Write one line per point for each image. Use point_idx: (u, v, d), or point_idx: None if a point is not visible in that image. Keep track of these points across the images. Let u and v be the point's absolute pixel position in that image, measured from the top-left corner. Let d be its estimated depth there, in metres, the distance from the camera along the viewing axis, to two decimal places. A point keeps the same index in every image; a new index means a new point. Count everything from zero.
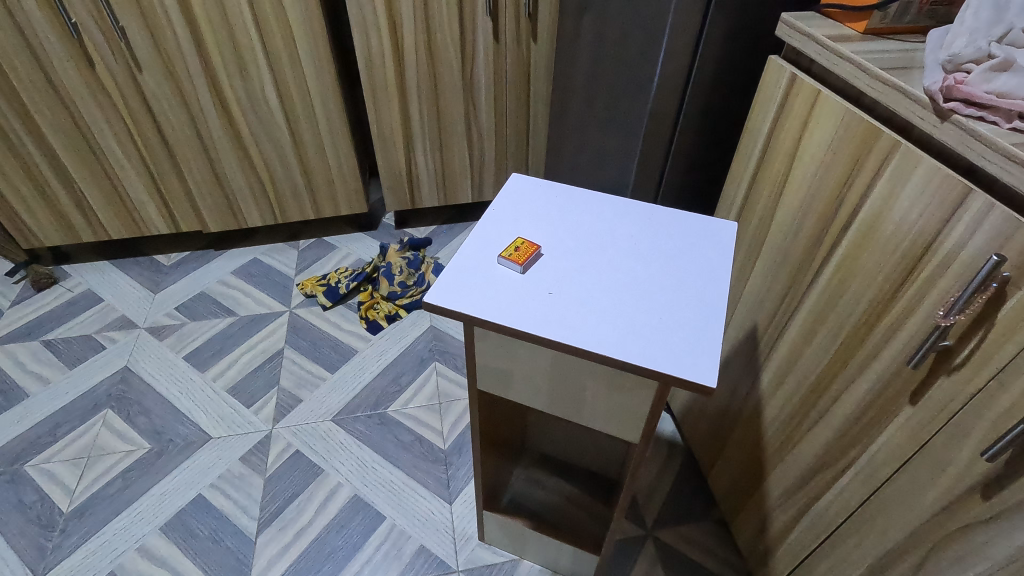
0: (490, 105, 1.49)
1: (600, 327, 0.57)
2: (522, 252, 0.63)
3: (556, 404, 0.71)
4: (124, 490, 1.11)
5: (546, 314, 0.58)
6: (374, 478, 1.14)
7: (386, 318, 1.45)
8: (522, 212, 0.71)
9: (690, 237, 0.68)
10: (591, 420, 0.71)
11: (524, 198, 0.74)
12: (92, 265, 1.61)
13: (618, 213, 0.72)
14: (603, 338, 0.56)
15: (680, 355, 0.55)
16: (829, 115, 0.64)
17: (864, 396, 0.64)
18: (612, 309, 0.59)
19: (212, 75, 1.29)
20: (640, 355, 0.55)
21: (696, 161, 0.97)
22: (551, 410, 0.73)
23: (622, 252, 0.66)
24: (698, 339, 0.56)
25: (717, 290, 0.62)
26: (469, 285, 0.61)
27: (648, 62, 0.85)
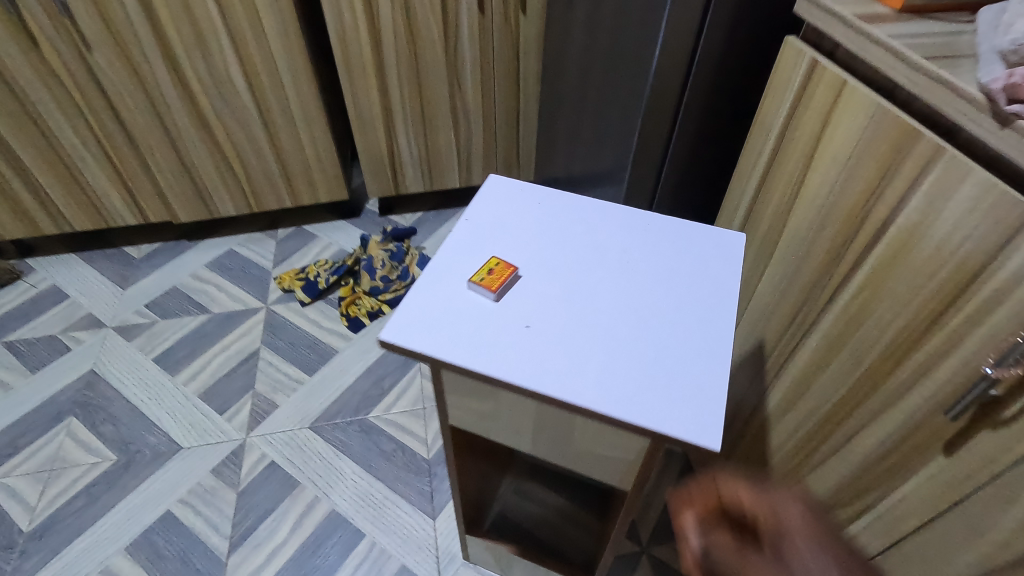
0: (477, 84, 1.38)
1: (586, 371, 0.49)
2: (498, 274, 0.54)
3: (540, 446, 0.65)
4: (88, 506, 1.05)
5: (523, 354, 0.50)
6: (353, 491, 1.07)
7: (368, 315, 1.36)
8: (499, 221, 0.63)
9: (690, 251, 0.60)
10: (573, 463, 0.64)
11: (500, 201, 0.65)
12: (57, 258, 1.51)
13: (611, 222, 0.63)
14: (590, 386, 0.48)
15: (679, 408, 0.47)
16: (856, 109, 0.54)
17: (888, 434, 0.57)
18: (600, 345, 0.51)
19: (171, 54, 1.18)
20: (631, 407, 0.47)
21: (701, 153, 0.86)
22: (537, 449, 0.65)
23: (615, 273, 0.57)
24: (701, 382, 0.48)
25: (722, 320, 0.53)
26: (431, 316, 0.52)
27: (647, 42, 0.74)
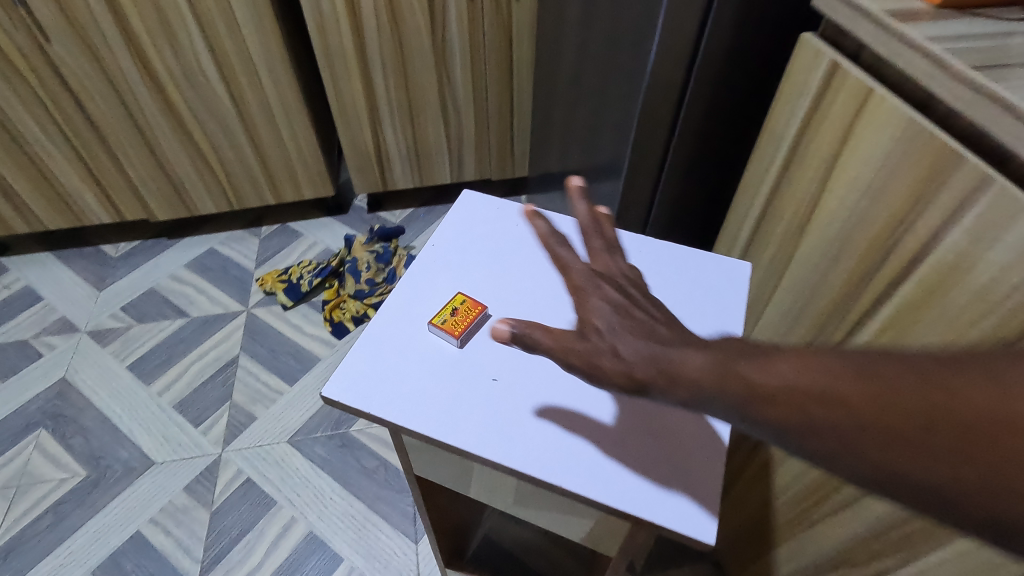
0: (467, 74, 1.29)
1: (551, 437, 0.47)
2: (463, 317, 0.52)
3: (516, 504, 0.57)
4: (55, 526, 1.00)
5: (485, 416, 0.48)
6: (331, 511, 1.02)
7: (353, 320, 1.29)
8: (474, 257, 0.60)
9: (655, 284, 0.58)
10: (550, 523, 0.56)
11: (477, 234, 0.63)
12: (32, 257, 1.45)
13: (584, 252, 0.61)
14: (552, 455, 0.46)
15: (660, 490, 0.44)
16: (884, 123, 0.46)
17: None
18: (570, 406, 0.48)
19: (136, 44, 1.10)
20: (605, 487, 0.44)
21: (708, 162, 0.77)
22: (515, 507, 0.57)
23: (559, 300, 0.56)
24: (685, 460, 0.46)
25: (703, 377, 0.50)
26: (391, 368, 0.51)
27: (643, 38, 0.66)
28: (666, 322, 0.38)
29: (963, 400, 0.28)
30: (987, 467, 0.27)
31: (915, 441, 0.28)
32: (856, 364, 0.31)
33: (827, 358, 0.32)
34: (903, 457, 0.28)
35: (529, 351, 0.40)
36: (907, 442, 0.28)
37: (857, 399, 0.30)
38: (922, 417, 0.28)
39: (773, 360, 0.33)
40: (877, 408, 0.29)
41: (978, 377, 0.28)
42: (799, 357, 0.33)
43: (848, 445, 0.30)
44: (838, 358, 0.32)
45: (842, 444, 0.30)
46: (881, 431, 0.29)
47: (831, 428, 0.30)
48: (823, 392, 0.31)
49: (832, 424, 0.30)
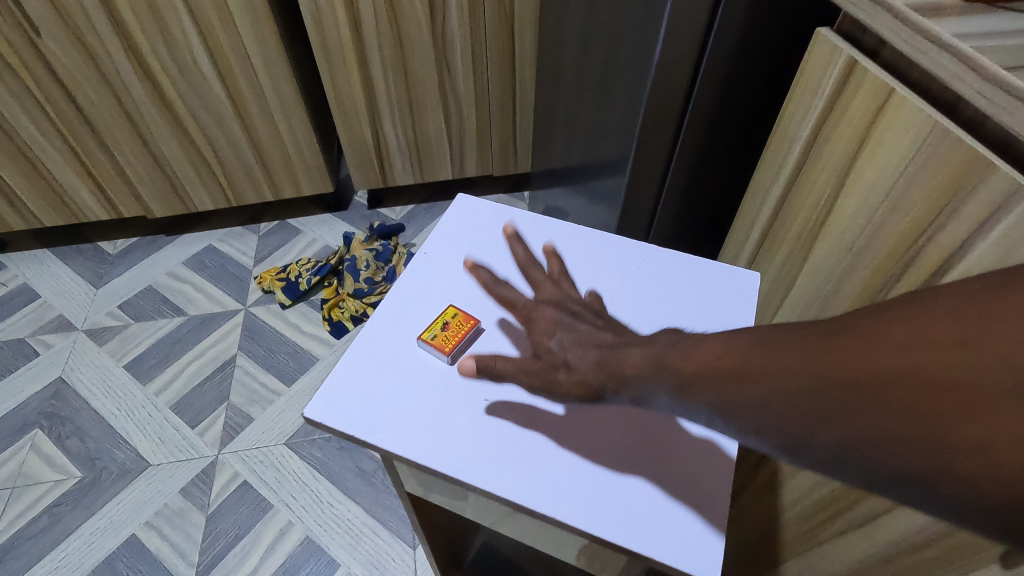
0: (468, 68, 1.25)
1: (547, 464, 0.45)
2: (452, 331, 0.52)
3: (501, 521, 0.54)
4: (51, 528, 1.00)
5: (478, 441, 0.46)
6: (328, 515, 1.00)
7: (352, 319, 1.27)
8: (470, 268, 0.59)
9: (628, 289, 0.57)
10: (537, 542, 0.54)
11: (473, 243, 0.61)
12: (29, 254, 1.44)
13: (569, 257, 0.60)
14: (547, 483, 0.44)
15: (659, 523, 0.42)
16: (906, 126, 0.43)
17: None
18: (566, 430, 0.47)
19: (129, 38, 1.07)
20: (600, 519, 0.43)
21: (716, 163, 0.74)
22: (510, 532, 0.55)
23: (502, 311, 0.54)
24: (686, 490, 0.44)
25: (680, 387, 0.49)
26: (381, 388, 0.50)
27: (648, 32, 0.62)
28: (609, 328, 0.43)
29: (855, 355, 0.29)
30: (887, 416, 0.27)
31: (820, 408, 0.29)
32: (771, 339, 0.33)
33: (745, 338, 0.35)
34: (813, 421, 0.30)
35: (496, 378, 0.46)
36: (816, 405, 0.30)
37: (767, 371, 0.32)
38: (824, 379, 0.30)
39: (705, 345, 0.36)
40: (784, 377, 0.31)
41: (869, 332, 0.29)
42: (723, 341, 0.35)
43: (767, 415, 0.31)
44: (755, 335, 0.34)
45: (762, 415, 0.32)
46: (796, 401, 0.30)
47: (751, 402, 0.32)
48: (740, 370, 0.33)
49: (752, 398, 0.32)
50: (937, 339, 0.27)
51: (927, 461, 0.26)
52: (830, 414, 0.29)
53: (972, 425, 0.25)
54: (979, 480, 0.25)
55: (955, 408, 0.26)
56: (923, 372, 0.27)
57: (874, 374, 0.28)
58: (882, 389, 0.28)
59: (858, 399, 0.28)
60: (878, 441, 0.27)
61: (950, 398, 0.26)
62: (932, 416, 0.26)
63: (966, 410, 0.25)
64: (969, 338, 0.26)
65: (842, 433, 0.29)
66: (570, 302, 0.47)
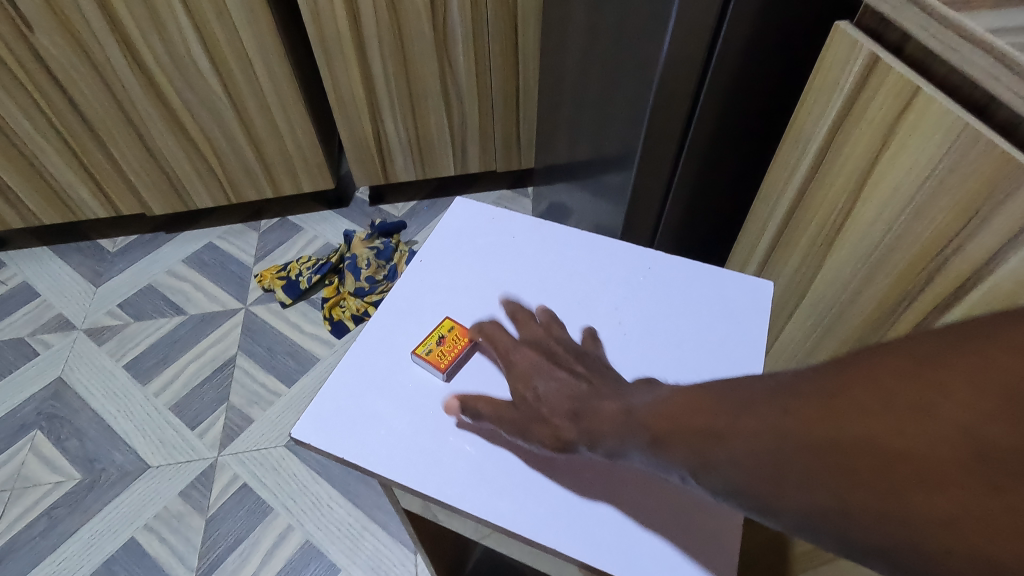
0: (470, 61, 1.22)
1: (552, 500, 0.43)
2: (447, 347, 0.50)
3: (492, 537, 0.52)
4: (50, 531, 0.99)
5: (477, 471, 0.45)
6: (328, 519, 0.99)
7: (353, 318, 1.25)
8: (471, 281, 0.57)
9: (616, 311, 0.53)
10: (530, 559, 0.52)
11: (475, 252, 0.59)
12: (29, 252, 1.43)
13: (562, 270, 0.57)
14: (546, 511, 0.43)
15: (659, 555, 0.41)
16: (931, 129, 0.41)
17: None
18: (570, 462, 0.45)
19: (123, 32, 1.05)
20: (599, 550, 0.41)
21: (726, 162, 0.71)
22: (504, 550, 0.53)
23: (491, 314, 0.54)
24: (688, 520, 0.42)
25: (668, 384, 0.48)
26: (376, 408, 0.48)
27: (655, 26, 0.59)
28: (587, 376, 0.42)
29: (817, 418, 0.27)
30: (845, 483, 0.26)
31: (783, 470, 0.28)
32: (733, 393, 0.32)
33: (708, 392, 0.33)
34: (777, 487, 0.28)
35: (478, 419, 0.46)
36: (778, 469, 0.28)
37: (729, 430, 0.30)
38: (786, 440, 0.28)
39: (675, 398, 0.34)
40: (746, 438, 0.29)
41: (831, 391, 0.28)
42: (687, 394, 0.34)
43: (732, 477, 0.30)
44: (718, 388, 0.33)
45: (728, 478, 0.30)
46: (758, 462, 0.29)
47: (716, 463, 0.30)
48: (705, 426, 0.32)
49: (717, 459, 0.30)
50: (899, 404, 0.25)
51: (893, 534, 0.24)
52: (793, 482, 0.27)
53: (931, 499, 0.23)
54: (949, 556, 0.23)
55: (920, 480, 0.24)
56: (884, 440, 0.25)
57: (835, 441, 0.26)
58: (844, 454, 0.26)
59: (816, 463, 0.27)
60: (839, 510, 0.26)
61: (905, 467, 0.24)
62: (896, 485, 0.24)
63: (931, 484, 0.24)
64: (930, 404, 0.25)
65: (806, 501, 0.27)
66: (551, 343, 0.46)
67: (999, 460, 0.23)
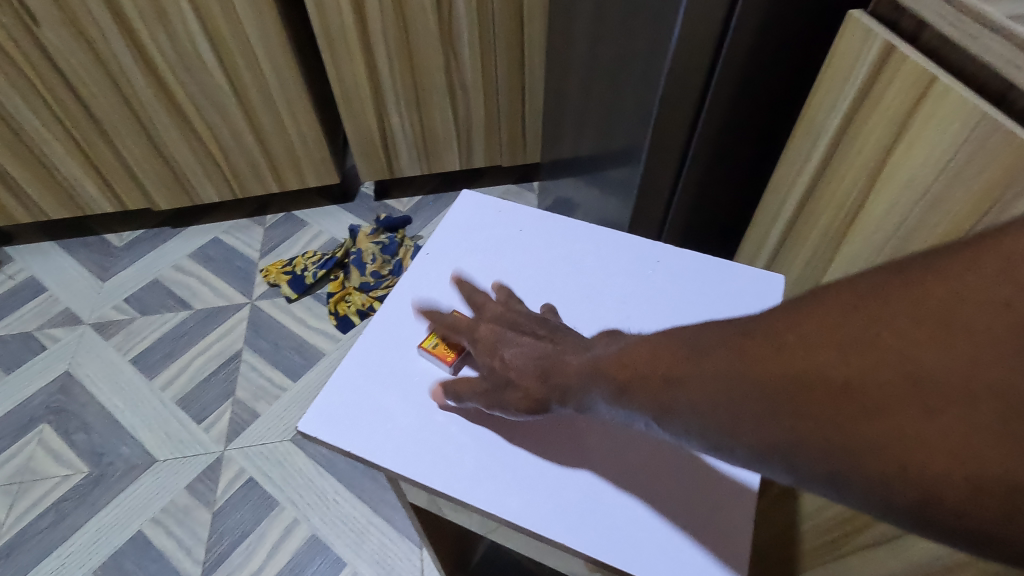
0: (475, 55, 1.22)
1: (558, 493, 0.43)
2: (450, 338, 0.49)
3: (499, 531, 0.52)
4: (58, 524, 1.00)
5: (484, 465, 0.45)
6: (334, 513, 0.99)
7: (358, 313, 1.25)
8: (477, 274, 0.56)
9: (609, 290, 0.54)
10: (537, 554, 0.51)
11: (481, 245, 0.59)
12: (35, 246, 1.44)
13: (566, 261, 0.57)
14: (552, 504, 0.43)
15: (665, 550, 0.41)
16: (946, 119, 0.40)
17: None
18: (567, 439, 0.45)
19: (128, 26, 1.05)
20: (604, 545, 0.41)
21: (735, 156, 0.70)
22: (511, 544, 0.53)
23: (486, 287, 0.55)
24: (696, 516, 0.42)
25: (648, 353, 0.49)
26: (382, 401, 0.48)
27: (663, 16, 0.58)
28: (551, 338, 0.42)
29: (771, 358, 0.27)
30: (794, 418, 0.26)
31: (737, 410, 0.28)
32: (693, 338, 0.32)
33: (669, 340, 0.33)
34: (735, 426, 0.28)
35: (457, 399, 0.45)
36: (733, 409, 0.28)
37: (689, 373, 0.31)
38: (740, 380, 0.28)
39: (639, 349, 0.34)
40: (704, 380, 0.30)
41: (784, 332, 0.28)
42: (651, 343, 0.34)
43: (694, 420, 0.30)
44: (679, 336, 0.33)
45: (687, 420, 0.30)
46: (716, 405, 0.29)
47: (677, 408, 0.31)
48: (665, 373, 0.32)
49: (677, 403, 0.31)
50: (846, 338, 0.25)
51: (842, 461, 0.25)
52: (749, 419, 0.28)
53: (873, 428, 0.24)
54: (892, 480, 0.23)
55: (867, 410, 0.24)
56: (829, 373, 0.25)
57: (790, 376, 0.26)
58: (795, 392, 0.26)
59: (767, 401, 0.27)
60: (789, 445, 0.26)
61: (850, 399, 0.24)
62: (842, 418, 0.25)
63: (876, 410, 0.24)
64: (875, 336, 0.25)
65: (762, 437, 0.27)
66: (514, 312, 0.47)
67: (935, 385, 0.23)
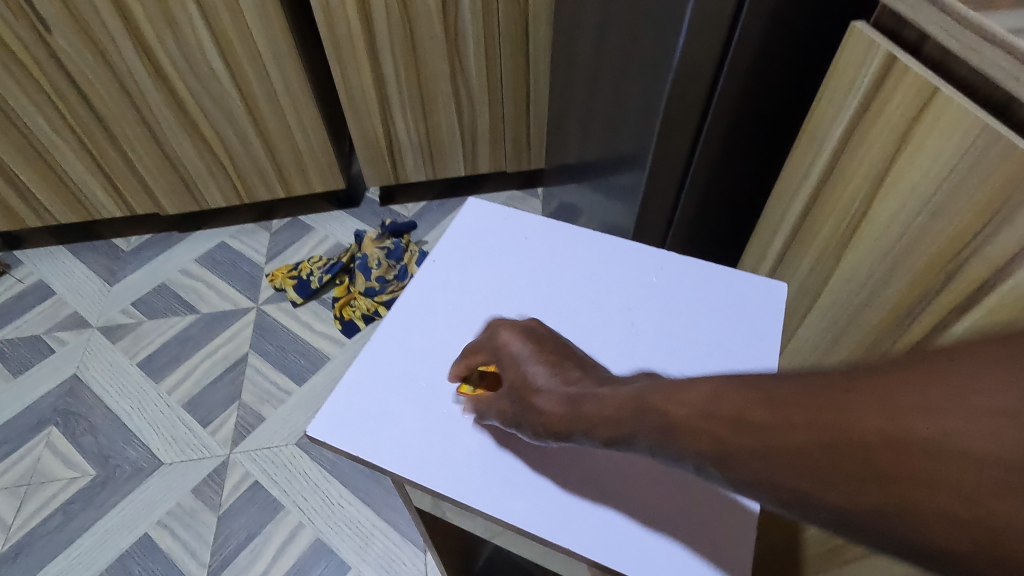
0: (481, 62, 1.23)
1: (560, 505, 0.43)
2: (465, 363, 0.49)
3: (503, 536, 0.52)
4: (65, 526, 1.00)
5: (489, 470, 0.45)
6: (338, 517, 1.00)
7: (364, 318, 1.26)
8: (485, 280, 0.57)
9: (612, 296, 0.55)
10: (542, 558, 0.52)
11: (489, 252, 0.59)
12: (45, 250, 1.45)
13: (572, 266, 0.58)
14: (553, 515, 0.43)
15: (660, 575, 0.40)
16: (947, 130, 0.41)
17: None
18: (575, 466, 0.45)
19: (139, 34, 1.06)
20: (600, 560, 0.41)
21: (738, 164, 0.71)
22: (515, 549, 0.53)
23: (492, 294, 0.55)
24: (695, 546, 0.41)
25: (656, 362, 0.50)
26: (390, 407, 0.48)
27: (667, 27, 0.59)
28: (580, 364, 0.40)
29: (854, 411, 0.25)
30: (878, 483, 0.24)
31: (811, 465, 0.25)
32: (727, 394, 0.30)
33: (701, 394, 0.31)
34: (785, 499, 0.26)
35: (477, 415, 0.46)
36: (808, 465, 0.25)
37: (749, 416, 0.28)
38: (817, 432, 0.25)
39: (692, 385, 0.31)
40: (773, 427, 0.27)
41: (840, 404, 0.25)
42: (679, 393, 0.31)
43: (755, 470, 0.27)
44: (711, 389, 0.31)
45: (749, 469, 0.27)
46: (788, 456, 0.26)
47: (738, 455, 0.28)
48: (728, 415, 0.29)
49: (739, 449, 0.28)
50: (913, 424, 0.23)
51: (921, 534, 0.23)
52: (803, 499, 0.26)
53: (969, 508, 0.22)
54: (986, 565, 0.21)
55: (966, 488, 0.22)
56: (925, 440, 0.23)
57: (874, 434, 0.24)
58: (880, 455, 0.24)
59: (849, 460, 0.24)
60: (871, 511, 0.24)
61: (945, 472, 0.22)
62: (935, 493, 0.22)
63: (954, 511, 0.22)
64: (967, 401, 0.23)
65: (838, 500, 0.25)
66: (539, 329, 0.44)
67: None
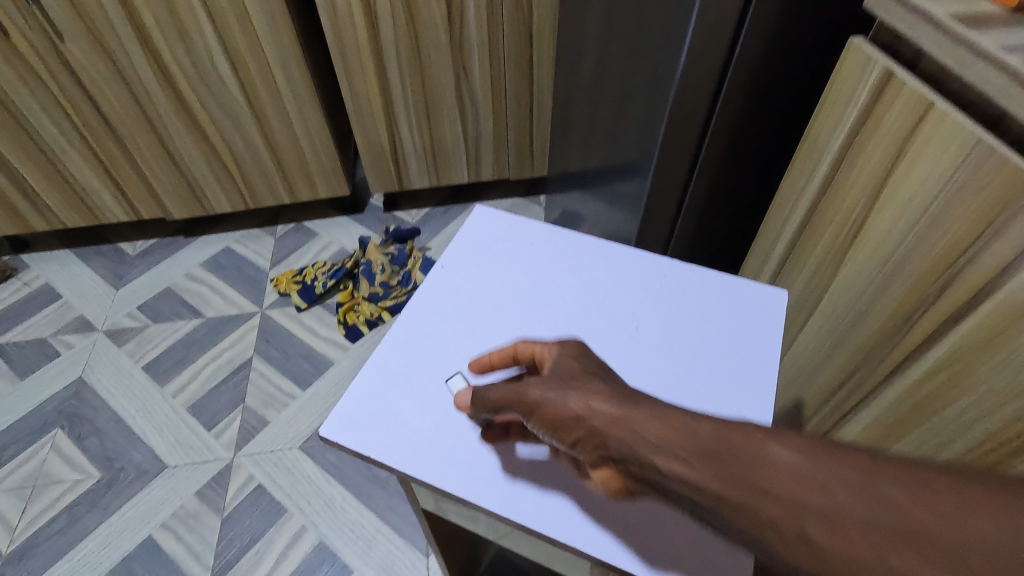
0: (485, 71, 1.24)
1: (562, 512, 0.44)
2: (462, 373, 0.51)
3: (508, 536, 0.53)
4: (70, 528, 1.01)
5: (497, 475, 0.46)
6: (341, 520, 1.00)
7: (367, 323, 1.27)
8: (493, 285, 0.58)
9: (616, 302, 0.56)
10: (546, 558, 0.53)
11: (496, 257, 0.61)
12: (51, 254, 1.46)
13: (578, 271, 0.59)
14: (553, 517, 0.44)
15: None
16: (943, 142, 0.42)
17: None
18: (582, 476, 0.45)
19: (150, 43, 1.08)
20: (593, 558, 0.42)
21: (739, 174, 0.72)
22: (518, 547, 0.55)
23: (499, 299, 0.57)
24: None
25: (660, 367, 0.51)
26: (399, 410, 0.49)
27: (670, 41, 0.61)
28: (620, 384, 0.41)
29: (966, 501, 0.30)
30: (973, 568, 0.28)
31: (917, 537, 0.29)
32: (818, 460, 0.33)
33: (789, 455, 0.34)
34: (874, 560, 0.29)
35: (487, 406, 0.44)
36: (912, 537, 0.29)
37: (859, 481, 0.32)
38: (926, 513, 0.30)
39: (797, 442, 0.34)
40: (884, 497, 0.31)
41: (944, 492, 0.30)
42: (764, 450, 0.34)
43: (855, 526, 0.30)
44: (799, 452, 0.34)
45: (850, 524, 0.30)
46: (895, 526, 0.30)
47: (844, 511, 0.31)
48: (835, 476, 0.32)
49: (845, 508, 0.31)
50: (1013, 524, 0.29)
51: None
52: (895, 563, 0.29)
53: None
54: None
55: None
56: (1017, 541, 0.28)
57: (976, 526, 0.29)
58: (979, 543, 0.28)
59: (951, 544, 0.29)
60: None
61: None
62: None
63: None
64: None
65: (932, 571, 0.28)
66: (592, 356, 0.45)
67: None
